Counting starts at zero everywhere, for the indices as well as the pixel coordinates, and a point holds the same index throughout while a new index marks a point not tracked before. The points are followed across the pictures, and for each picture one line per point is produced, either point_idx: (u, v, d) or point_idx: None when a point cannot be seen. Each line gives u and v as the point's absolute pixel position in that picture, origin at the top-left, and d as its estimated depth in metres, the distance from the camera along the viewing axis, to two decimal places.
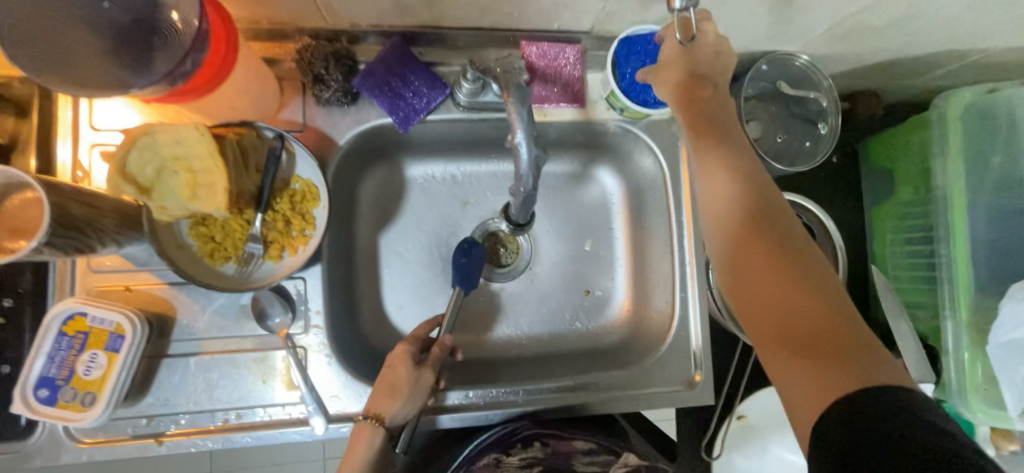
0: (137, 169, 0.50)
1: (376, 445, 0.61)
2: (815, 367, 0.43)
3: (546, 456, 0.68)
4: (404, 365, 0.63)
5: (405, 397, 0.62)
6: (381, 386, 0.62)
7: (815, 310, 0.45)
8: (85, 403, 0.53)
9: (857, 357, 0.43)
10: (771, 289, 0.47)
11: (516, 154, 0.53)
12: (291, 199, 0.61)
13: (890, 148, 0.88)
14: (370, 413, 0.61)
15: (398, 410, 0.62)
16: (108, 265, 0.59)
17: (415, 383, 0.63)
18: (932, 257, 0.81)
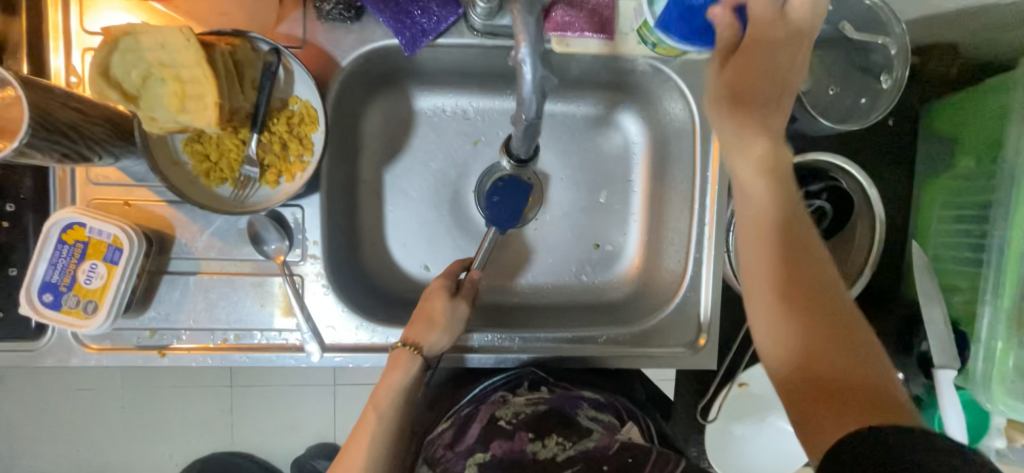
0: (121, 74, 0.48)
1: (412, 374, 0.61)
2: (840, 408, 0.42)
3: (553, 396, 0.66)
4: (439, 298, 0.63)
5: (440, 329, 0.61)
6: (418, 317, 0.62)
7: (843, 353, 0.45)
8: (87, 311, 0.54)
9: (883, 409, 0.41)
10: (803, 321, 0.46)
11: (518, 74, 0.46)
12: (288, 121, 0.58)
13: (963, 113, 0.78)
14: (406, 341, 0.61)
15: (433, 343, 0.62)
16: (106, 177, 0.58)
17: (450, 316, 0.62)
18: (983, 238, 0.74)
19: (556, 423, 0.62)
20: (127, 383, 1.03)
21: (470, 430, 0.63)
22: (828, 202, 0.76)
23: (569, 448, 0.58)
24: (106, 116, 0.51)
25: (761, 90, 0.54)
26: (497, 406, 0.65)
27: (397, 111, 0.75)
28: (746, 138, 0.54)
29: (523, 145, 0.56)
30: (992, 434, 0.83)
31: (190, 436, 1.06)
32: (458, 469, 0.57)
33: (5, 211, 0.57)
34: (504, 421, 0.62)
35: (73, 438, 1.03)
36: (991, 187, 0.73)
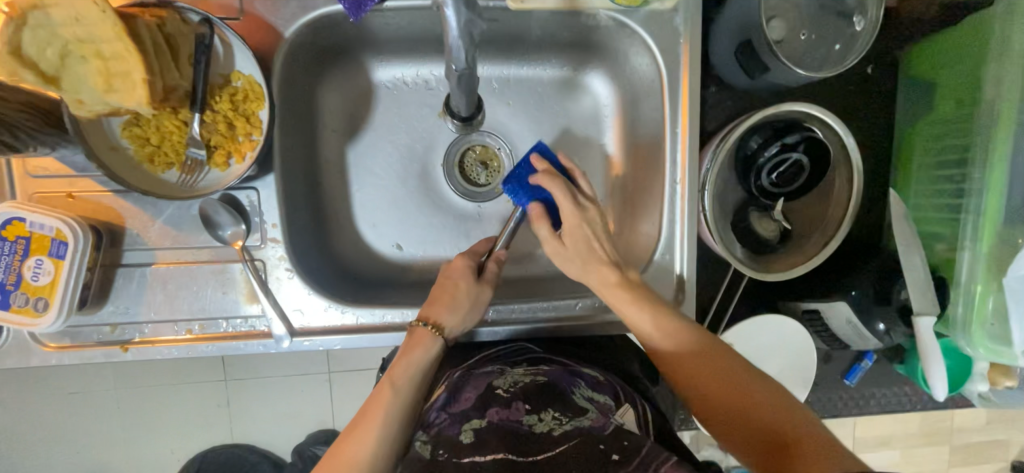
0: (36, 52, 0.45)
1: (432, 354, 0.59)
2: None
3: (551, 369, 0.60)
4: (465, 279, 0.63)
5: (464, 310, 0.62)
6: (441, 295, 0.62)
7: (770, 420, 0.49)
8: (38, 308, 0.52)
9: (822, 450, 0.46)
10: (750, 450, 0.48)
11: (443, 18, 0.46)
12: (232, 98, 0.55)
13: (941, 55, 0.76)
14: (428, 320, 0.60)
15: (457, 323, 0.61)
16: (46, 169, 0.55)
17: (474, 298, 0.63)
18: (963, 182, 0.72)
19: (555, 395, 0.55)
20: (117, 385, 1.03)
21: (465, 394, 0.56)
22: (807, 155, 0.72)
23: (566, 423, 0.50)
24: (29, 102, 0.48)
25: (580, 243, 0.60)
26: (494, 376, 0.59)
27: (354, 85, 0.72)
28: (590, 260, 0.60)
29: (463, 99, 0.57)
30: (974, 379, 0.84)
31: (187, 433, 1.06)
32: (452, 433, 0.50)
33: None
34: (502, 390, 0.55)
35: (70, 441, 1.03)
36: (972, 129, 0.71)
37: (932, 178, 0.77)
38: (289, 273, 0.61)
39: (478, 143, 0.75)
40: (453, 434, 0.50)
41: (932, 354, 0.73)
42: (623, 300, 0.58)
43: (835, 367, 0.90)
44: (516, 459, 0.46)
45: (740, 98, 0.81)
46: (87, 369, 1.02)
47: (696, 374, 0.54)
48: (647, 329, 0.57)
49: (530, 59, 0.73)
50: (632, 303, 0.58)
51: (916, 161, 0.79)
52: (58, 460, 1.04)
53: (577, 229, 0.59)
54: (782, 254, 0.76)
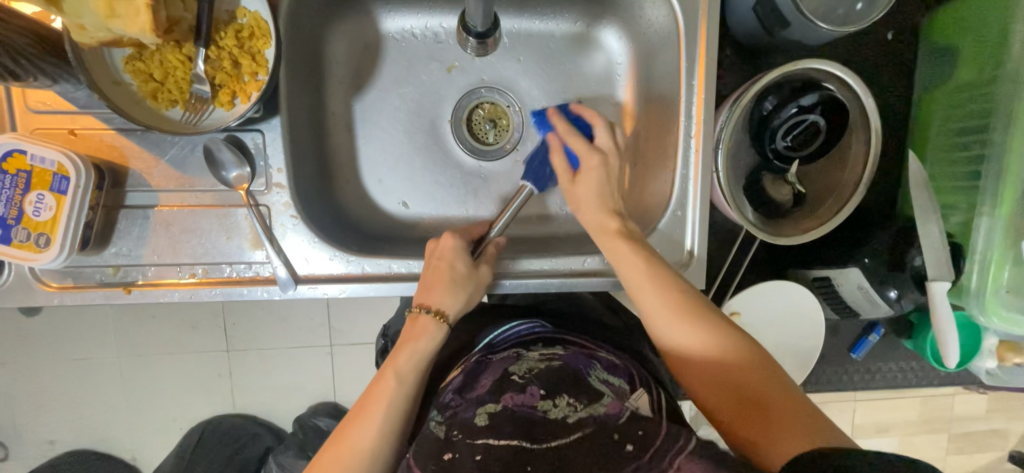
0: None
1: (439, 343, 0.56)
2: (788, 434, 0.44)
3: (566, 353, 0.58)
4: (460, 259, 0.60)
5: (467, 292, 0.59)
6: (438, 281, 0.58)
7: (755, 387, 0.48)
8: (40, 244, 0.52)
9: (802, 425, 0.45)
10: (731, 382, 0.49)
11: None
12: (237, 35, 0.54)
13: (963, 17, 0.73)
14: (431, 307, 0.57)
15: (461, 306, 0.58)
16: (48, 104, 0.54)
17: (474, 280, 0.60)
18: (981, 148, 0.70)
19: (571, 379, 0.51)
20: (120, 348, 1.02)
21: (482, 381, 0.54)
22: (823, 118, 0.70)
23: (581, 410, 0.46)
24: (28, 27, 0.46)
25: (592, 188, 0.59)
26: (510, 361, 0.56)
27: (362, 35, 0.70)
28: (598, 207, 0.59)
29: (483, 18, 0.58)
30: (982, 356, 0.83)
31: (190, 400, 1.06)
32: (468, 415, 0.48)
33: None
34: (517, 376, 0.52)
35: (74, 405, 1.04)
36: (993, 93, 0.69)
37: (950, 146, 0.75)
38: (294, 220, 0.60)
39: (486, 100, 0.73)
40: (468, 417, 0.47)
41: (944, 322, 0.72)
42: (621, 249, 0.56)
43: (842, 340, 0.89)
44: (526, 445, 0.42)
45: (754, 60, 0.79)
46: (91, 332, 1.01)
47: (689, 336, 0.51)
48: (637, 276, 0.55)
49: (543, 11, 0.71)
50: (626, 245, 0.56)
51: (933, 128, 0.78)
52: (64, 423, 1.04)
53: (598, 169, 0.59)
54: (795, 219, 0.74)
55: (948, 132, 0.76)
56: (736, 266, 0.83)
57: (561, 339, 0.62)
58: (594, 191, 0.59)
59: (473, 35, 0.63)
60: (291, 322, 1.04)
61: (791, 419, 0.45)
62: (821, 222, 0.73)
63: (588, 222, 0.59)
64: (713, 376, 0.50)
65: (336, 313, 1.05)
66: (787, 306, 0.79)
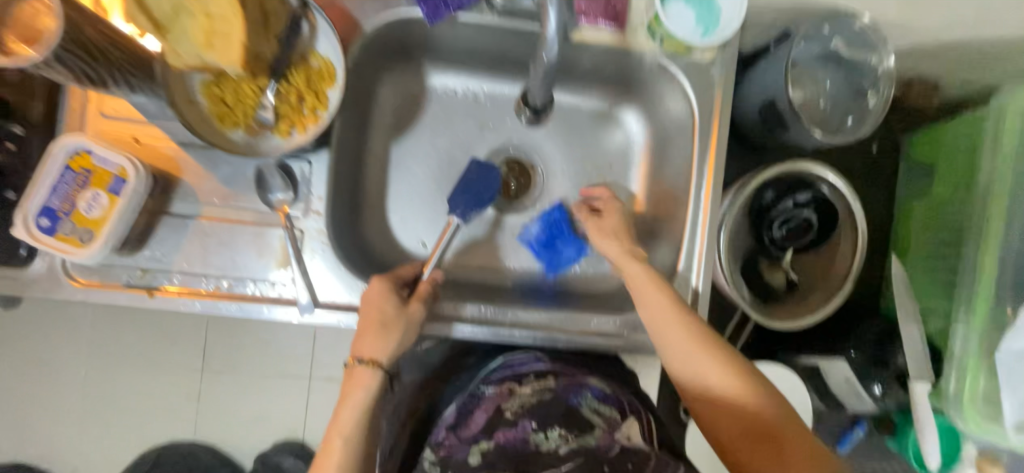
0: (155, 2, 0.49)
1: (376, 390, 0.58)
2: (785, 457, 0.55)
3: (559, 385, 0.60)
4: (388, 303, 0.60)
5: (399, 334, 0.60)
6: (368, 326, 0.59)
7: (755, 412, 0.57)
8: (83, 240, 0.54)
9: (797, 449, 0.55)
10: (736, 407, 0.58)
11: (545, 27, 0.50)
12: (307, 74, 0.59)
13: (936, 141, 0.84)
14: (364, 357, 0.58)
15: (395, 347, 0.59)
16: (119, 112, 0.58)
17: (407, 322, 0.60)
18: (958, 259, 0.76)
19: (564, 412, 0.56)
20: (105, 352, 1.00)
21: (474, 418, 0.57)
22: (815, 215, 0.77)
23: (571, 440, 0.53)
24: (125, 43, 0.50)
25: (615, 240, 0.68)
26: (501, 397, 0.59)
27: (411, 87, 0.77)
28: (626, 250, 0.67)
29: (540, 95, 0.65)
30: (962, 463, 0.83)
31: (158, 417, 1.02)
32: (461, 455, 0.53)
33: (12, 133, 0.56)
34: (510, 412, 0.56)
35: (38, 409, 0.99)
36: (968, 211, 0.76)
37: (930, 253, 0.83)
38: (324, 246, 0.63)
39: (514, 159, 0.80)
40: (461, 457, 0.53)
41: (925, 420, 0.74)
42: (650, 293, 0.61)
43: (827, 428, 0.90)
44: None
45: (754, 155, 0.89)
46: (81, 332, 1.00)
47: (704, 368, 0.58)
48: (656, 310, 0.61)
49: (575, 89, 0.80)
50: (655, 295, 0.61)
51: (915, 237, 0.86)
52: (21, 426, 0.99)
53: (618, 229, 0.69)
54: (785, 302, 0.80)
55: (929, 240, 0.83)
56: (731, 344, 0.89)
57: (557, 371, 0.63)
58: (615, 245, 0.67)
59: (530, 108, 0.74)
60: (284, 348, 1.04)
61: (785, 447, 0.56)
62: (810, 308, 0.79)
63: (626, 273, 0.65)
64: (722, 402, 0.59)
65: (331, 345, 1.05)
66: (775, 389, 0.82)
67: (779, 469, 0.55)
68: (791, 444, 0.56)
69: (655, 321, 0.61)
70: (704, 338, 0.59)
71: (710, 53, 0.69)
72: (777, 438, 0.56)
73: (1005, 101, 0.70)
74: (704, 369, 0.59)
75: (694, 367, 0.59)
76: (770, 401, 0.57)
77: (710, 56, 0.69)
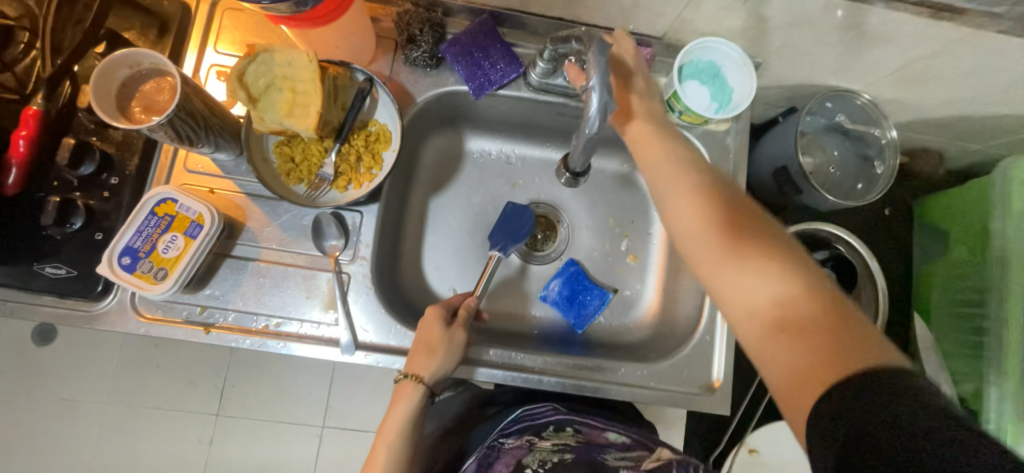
0: (252, 80, 0.59)
1: (417, 403, 0.62)
2: (819, 349, 0.41)
3: (578, 445, 0.67)
4: (438, 326, 0.64)
5: (441, 355, 0.63)
6: (418, 347, 0.63)
7: (785, 287, 0.45)
8: (157, 277, 0.60)
9: (842, 341, 0.41)
10: (759, 287, 0.46)
11: (586, 101, 0.47)
12: (366, 138, 0.68)
13: (949, 207, 0.87)
14: (410, 372, 0.62)
15: (439, 370, 0.63)
16: (200, 167, 0.67)
17: (449, 343, 0.64)
18: (980, 321, 0.78)
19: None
20: (134, 388, 1.02)
21: (496, 471, 0.65)
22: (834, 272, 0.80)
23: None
24: (217, 112, 0.60)
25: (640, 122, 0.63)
26: (523, 450, 0.66)
27: (451, 148, 0.85)
28: (637, 122, 0.63)
29: (581, 162, 0.63)
30: None
31: (175, 461, 1.01)
32: None
33: (108, 183, 0.64)
34: (533, 471, 0.64)
35: (59, 448, 1.00)
36: (985, 274, 0.78)
37: (950, 314, 0.84)
38: (367, 290, 0.67)
39: (541, 214, 0.85)
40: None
41: None
42: (665, 175, 0.58)
43: None
44: None
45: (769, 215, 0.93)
46: (115, 368, 1.03)
47: (713, 235, 0.51)
48: (663, 171, 0.59)
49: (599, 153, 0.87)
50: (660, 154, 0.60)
51: (934, 298, 0.87)
52: (39, 465, 0.99)
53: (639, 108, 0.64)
54: None
55: (943, 298, 0.86)
56: (756, 402, 0.88)
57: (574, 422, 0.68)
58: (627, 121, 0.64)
59: (570, 172, 0.77)
60: (307, 392, 1.05)
61: (822, 337, 0.41)
62: None
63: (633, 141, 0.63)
64: (737, 278, 0.48)
65: (353, 389, 1.06)
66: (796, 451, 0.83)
67: (803, 360, 0.41)
68: (840, 337, 0.41)
69: (662, 183, 0.58)
70: (723, 216, 0.52)
71: (724, 124, 0.76)
72: (811, 325, 0.42)
73: (1010, 166, 0.77)
74: (708, 237, 0.51)
75: (697, 232, 0.53)
76: (813, 289, 0.44)
77: (726, 126, 0.77)
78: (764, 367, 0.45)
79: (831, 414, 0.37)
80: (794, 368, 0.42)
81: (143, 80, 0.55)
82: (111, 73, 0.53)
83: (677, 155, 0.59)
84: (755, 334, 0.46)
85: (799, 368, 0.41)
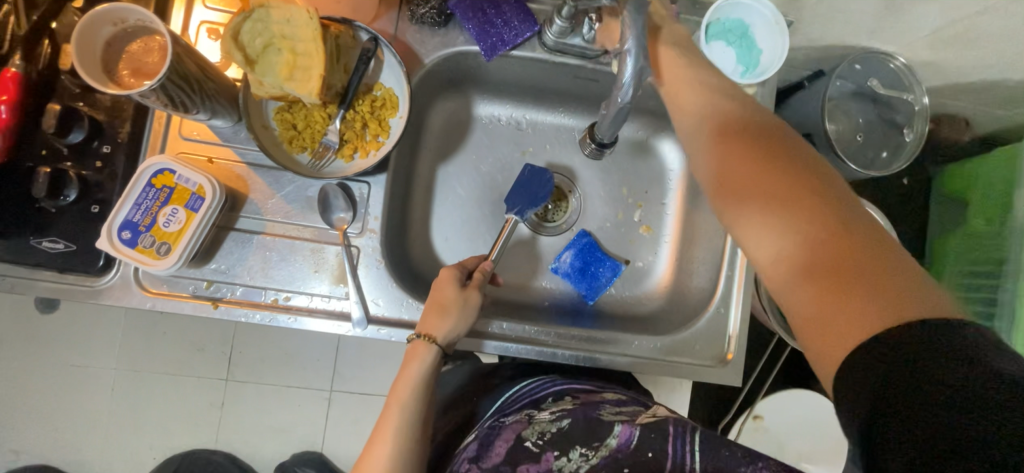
0: (248, 40, 0.54)
1: (429, 364, 0.60)
2: (845, 286, 0.37)
3: (575, 407, 0.59)
4: (451, 287, 0.62)
5: (456, 317, 0.61)
6: (430, 306, 0.62)
7: (813, 213, 0.40)
8: (160, 252, 0.58)
9: (872, 276, 0.36)
10: (781, 213, 0.41)
11: (621, 64, 0.45)
12: (372, 104, 0.64)
13: (972, 176, 0.84)
14: (423, 332, 0.60)
15: (452, 330, 0.61)
16: (196, 135, 0.63)
17: (462, 305, 0.62)
18: (993, 293, 0.77)
19: (585, 427, 0.55)
20: (144, 354, 1.03)
21: (496, 448, 0.57)
22: None
23: (593, 457, 0.52)
24: (212, 75, 0.56)
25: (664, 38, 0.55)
26: (522, 425, 0.59)
27: (459, 114, 0.81)
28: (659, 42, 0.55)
29: (608, 132, 0.56)
30: None
31: (186, 426, 1.03)
32: None
33: (100, 151, 0.60)
34: (531, 442, 0.55)
35: (70, 413, 1.01)
36: (1003, 246, 0.77)
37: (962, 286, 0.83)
38: (378, 264, 0.65)
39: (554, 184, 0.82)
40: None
41: None
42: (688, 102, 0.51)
43: None
44: None
45: None
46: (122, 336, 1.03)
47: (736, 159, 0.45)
48: (687, 92, 0.52)
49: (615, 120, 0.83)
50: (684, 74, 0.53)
51: (948, 270, 0.87)
52: (53, 430, 1.01)
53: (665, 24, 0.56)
54: None
55: (961, 273, 0.84)
56: (764, 371, 0.89)
57: (572, 390, 0.65)
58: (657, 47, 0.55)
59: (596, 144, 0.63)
60: (315, 359, 1.06)
61: (851, 272, 0.37)
62: None
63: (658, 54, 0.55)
64: (754, 204, 0.43)
65: (361, 357, 1.07)
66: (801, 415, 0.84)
67: (827, 300, 0.37)
68: (869, 273, 0.36)
69: (683, 105, 0.52)
70: (748, 135, 0.46)
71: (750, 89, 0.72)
72: (840, 258, 0.37)
73: None
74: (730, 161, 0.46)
75: (719, 156, 0.47)
76: (844, 218, 0.39)
77: None
78: (785, 306, 0.41)
79: (854, 366, 0.35)
80: (814, 305, 0.38)
81: (129, 39, 0.51)
82: (93, 31, 0.49)
83: (701, 78, 0.52)
84: (772, 264, 0.41)
85: (819, 307, 0.37)
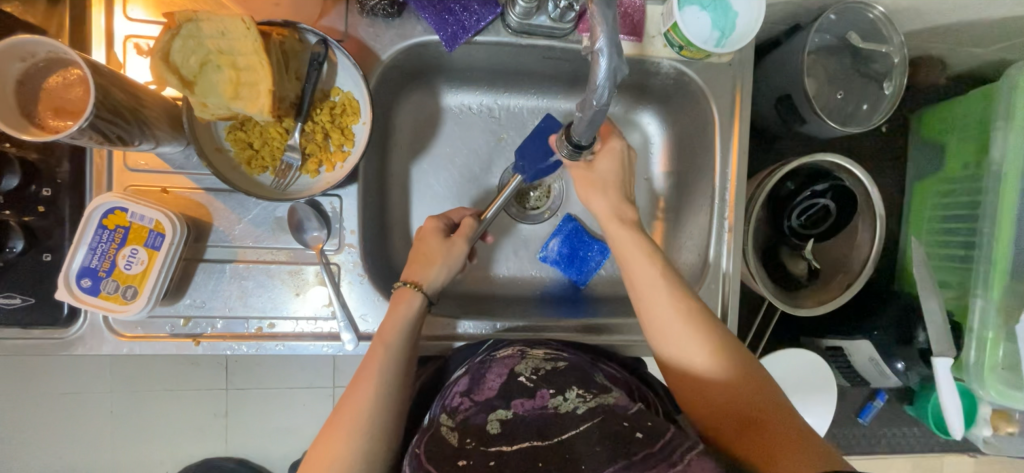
0: (181, 59, 0.50)
1: (415, 309, 0.58)
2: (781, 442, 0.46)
3: (572, 356, 0.59)
4: (437, 238, 0.62)
5: (440, 264, 0.61)
6: (416, 257, 0.61)
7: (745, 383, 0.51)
8: (127, 296, 0.55)
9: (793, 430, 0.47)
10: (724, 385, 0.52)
11: (593, 65, 0.42)
12: (331, 111, 0.60)
13: (949, 120, 0.84)
14: (409, 280, 0.59)
15: (439, 281, 0.61)
16: (144, 165, 0.58)
17: (447, 254, 0.62)
18: (971, 236, 0.78)
19: (577, 379, 0.54)
20: (114, 389, 0.95)
21: (489, 382, 0.55)
22: (833, 202, 0.78)
23: (590, 400, 0.50)
24: (149, 103, 0.51)
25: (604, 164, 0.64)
26: (516, 359, 0.58)
27: (426, 107, 0.76)
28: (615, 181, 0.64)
29: (586, 130, 0.51)
30: (979, 424, 0.84)
31: (176, 457, 0.97)
32: (479, 423, 0.49)
33: (40, 195, 0.55)
34: (524, 377, 0.54)
35: (44, 464, 0.93)
36: (980, 189, 0.76)
37: (941, 230, 0.84)
38: (360, 278, 0.63)
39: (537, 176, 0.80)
40: (478, 422, 0.49)
41: (949, 395, 0.76)
42: (640, 262, 0.57)
43: (850, 405, 0.94)
44: (539, 444, 0.45)
45: (767, 144, 0.90)
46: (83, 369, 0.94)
47: (685, 343, 0.54)
48: (633, 262, 0.58)
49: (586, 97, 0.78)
50: (626, 246, 0.59)
51: (926, 215, 0.87)
52: None
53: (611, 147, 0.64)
54: (808, 291, 0.81)
55: (939, 218, 0.85)
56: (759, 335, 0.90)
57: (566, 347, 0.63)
58: (606, 205, 0.62)
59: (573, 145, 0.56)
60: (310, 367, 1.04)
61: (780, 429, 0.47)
62: (833, 295, 0.80)
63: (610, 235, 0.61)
64: (705, 373, 0.53)
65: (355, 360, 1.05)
66: (803, 375, 0.83)
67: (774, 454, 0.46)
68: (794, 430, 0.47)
69: (635, 282, 0.58)
70: (692, 307, 0.55)
71: (727, 56, 0.69)
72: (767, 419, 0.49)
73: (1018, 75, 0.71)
74: (685, 345, 0.54)
75: (674, 338, 0.54)
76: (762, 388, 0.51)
77: (728, 57, 0.69)
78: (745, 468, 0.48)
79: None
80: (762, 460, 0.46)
81: (44, 74, 0.46)
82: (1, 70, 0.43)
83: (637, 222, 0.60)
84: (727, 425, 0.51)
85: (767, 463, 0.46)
